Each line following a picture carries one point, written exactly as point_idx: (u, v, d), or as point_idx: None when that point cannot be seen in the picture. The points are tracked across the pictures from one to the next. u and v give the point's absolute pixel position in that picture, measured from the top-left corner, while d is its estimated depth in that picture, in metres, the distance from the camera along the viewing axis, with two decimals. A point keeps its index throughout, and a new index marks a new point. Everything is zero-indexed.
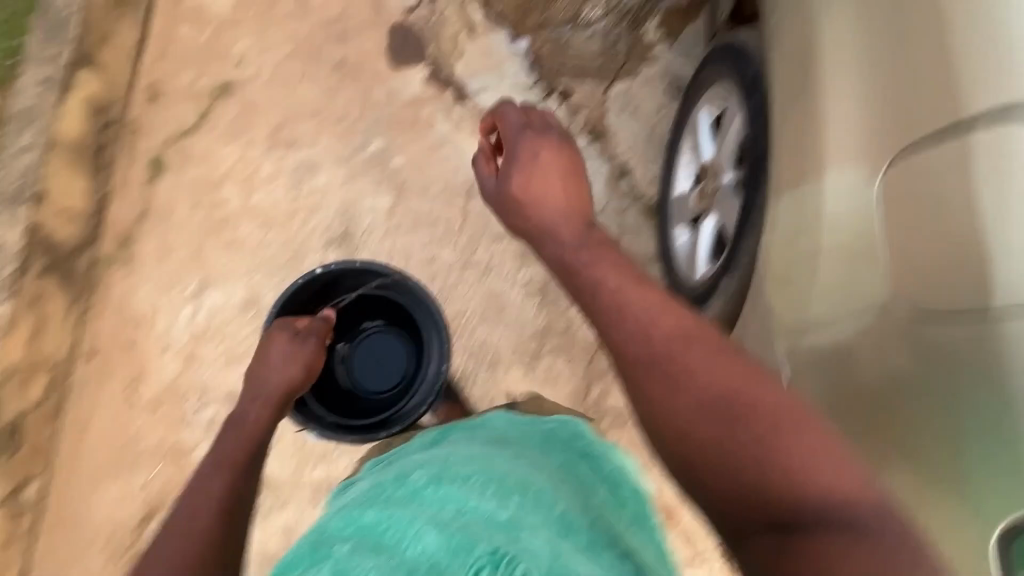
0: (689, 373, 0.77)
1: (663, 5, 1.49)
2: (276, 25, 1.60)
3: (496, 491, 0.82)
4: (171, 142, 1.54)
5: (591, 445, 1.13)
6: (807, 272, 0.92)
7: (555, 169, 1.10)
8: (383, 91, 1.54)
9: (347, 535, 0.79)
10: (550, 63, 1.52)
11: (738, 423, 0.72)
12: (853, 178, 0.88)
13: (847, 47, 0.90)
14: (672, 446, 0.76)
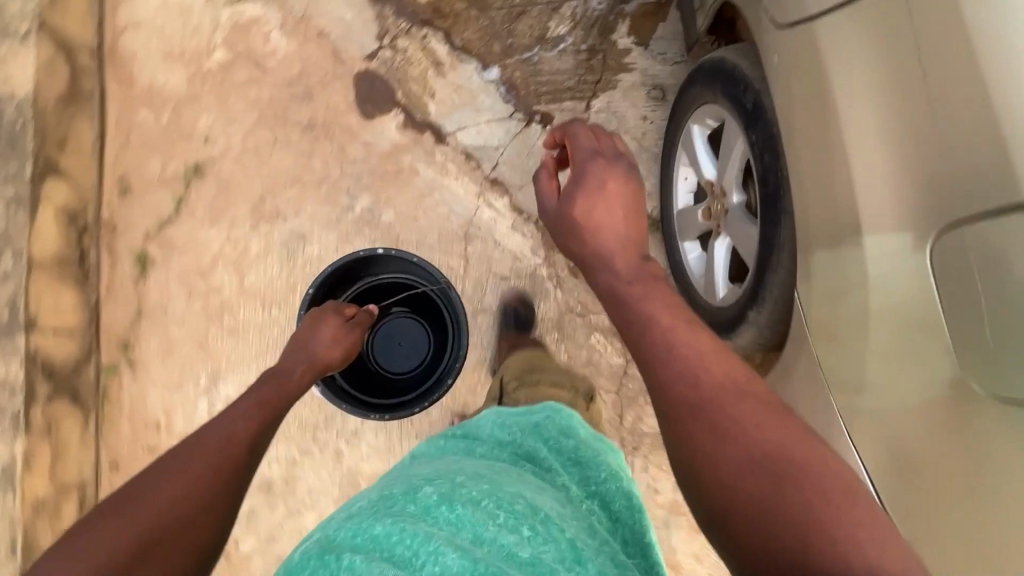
0: (736, 428, 0.67)
1: (629, 8, 1.47)
2: (236, 94, 1.54)
3: (510, 518, 0.63)
4: (153, 234, 1.50)
5: (585, 445, 0.89)
6: (857, 331, 0.80)
7: (624, 198, 0.97)
8: (359, 145, 1.49)
9: (358, 545, 0.57)
10: (524, 88, 1.47)
11: (784, 484, 0.63)
12: (895, 240, 0.73)
13: (870, 76, 0.74)
14: (705, 490, 0.67)
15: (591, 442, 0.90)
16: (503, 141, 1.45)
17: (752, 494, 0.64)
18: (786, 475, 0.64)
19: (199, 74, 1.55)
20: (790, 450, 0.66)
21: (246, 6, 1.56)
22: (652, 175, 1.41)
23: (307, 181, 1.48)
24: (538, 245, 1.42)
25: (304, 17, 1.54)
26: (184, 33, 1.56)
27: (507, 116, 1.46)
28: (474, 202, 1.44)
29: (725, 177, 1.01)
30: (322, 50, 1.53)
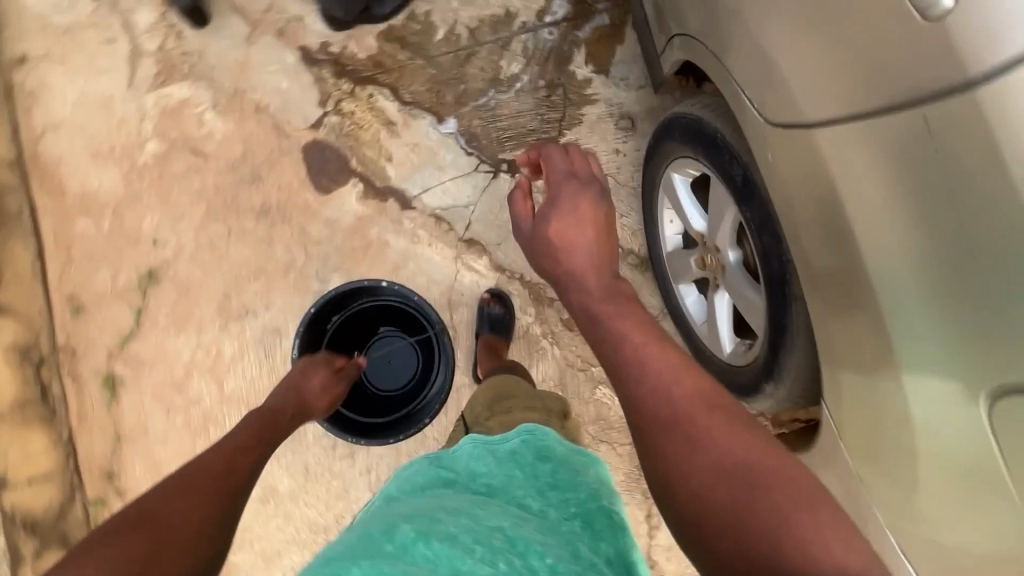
0: (710, 438, 0.63)
1: (582, 35, 1.38)
2: (178, 186, 1.42)
3: (489, 551, 0.56)
4: (117, 352, 1.40)
5: (564, 467, 0.80)
6: (897, 448, 0.71)
7: (596, 221, 0.89)
8: (320, 223, 1.39)
9: None
10: (485, 137, 1.38)
11: (759, 489, 0.58)
12: (938, 383, 0.63)
13: (888, 200, 0.62)
14: (677, 504, 0.62)
15: (570, 458, 0.82)
16: (472, 198, 1.37)
17: (716, 498, 0.59)
18: (765, 484, 0.59)
19: (135, 171, 1.43)
20: (762, 455, 0.61)
21: (172, 89, 1.43)
22: (634, 211, 1.33)
23: (273, 271, 1.39)
24: (527, 302, 1.34)
25: (237, 92, 1.42)
26: (110, 128, 1.43)
27: (471, 170, 1.37)
28: (452, 267, 1.36)
29: (717, 234, 0.94)
30: (263, 125, 1.41)
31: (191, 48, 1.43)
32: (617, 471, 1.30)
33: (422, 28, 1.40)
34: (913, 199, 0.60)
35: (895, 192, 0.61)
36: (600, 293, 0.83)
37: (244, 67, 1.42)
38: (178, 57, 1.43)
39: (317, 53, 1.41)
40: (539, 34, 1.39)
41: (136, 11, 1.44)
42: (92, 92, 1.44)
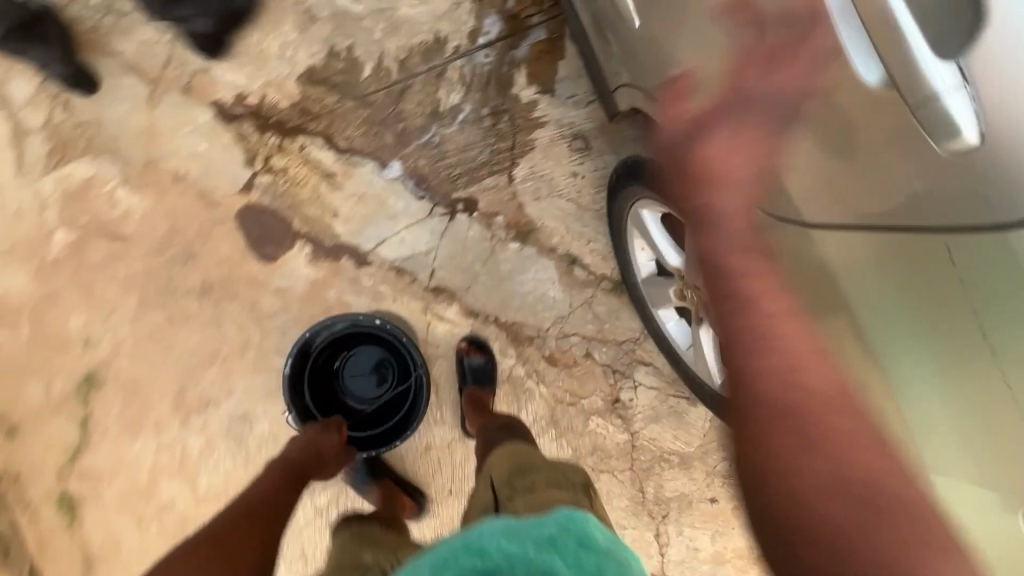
0: (834, 442, 0.51)
1: (520, 54, 1.29)
2: (100, 276, 1.27)
3: None
4: (67, 468, 1.26)
5: (608, 562, 0.64)
6: None
7: (757, 154, 0.57)
8: (271, 294, 1.28)
9: None
10: (435, 176, 1.29)
11: (871, 509, 0.49)
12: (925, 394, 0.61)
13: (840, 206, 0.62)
14: (767, 495, 0.52)
15: (612, 552, 0.66)
16: (432, 244, 1.29)
17: (822, 501, 0.50)
18: (886, 507, 0.49)
19: (46, 266, 1.27)
20: (888, 475, 0.50)
21: (71, 168, 1.26)
22: (601, 235, 1.28)
23: (227, 354, 1.27)
24: (506, 344, 1.29)
25: (149, 162, 1.26)
26: (7, 223, 1.26)
27: (426, 214, 1.29)
28: (423, 320, 1.29)
29: (696, 275, 0.90)
30: (187, 195, 1.27)
31: (85, 119, 1.26)
32: (621, 497, 1.30)
33: (346, 66, 1.28)
34: (920, 311, 0.58)
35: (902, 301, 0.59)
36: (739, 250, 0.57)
37: (151, 134, 1.26)
38: (72, 130, 1.26)
39: (232, 107, 1.27)
40: (474, 57, 1.29)
41: (10, 83, 1.25)
42: None
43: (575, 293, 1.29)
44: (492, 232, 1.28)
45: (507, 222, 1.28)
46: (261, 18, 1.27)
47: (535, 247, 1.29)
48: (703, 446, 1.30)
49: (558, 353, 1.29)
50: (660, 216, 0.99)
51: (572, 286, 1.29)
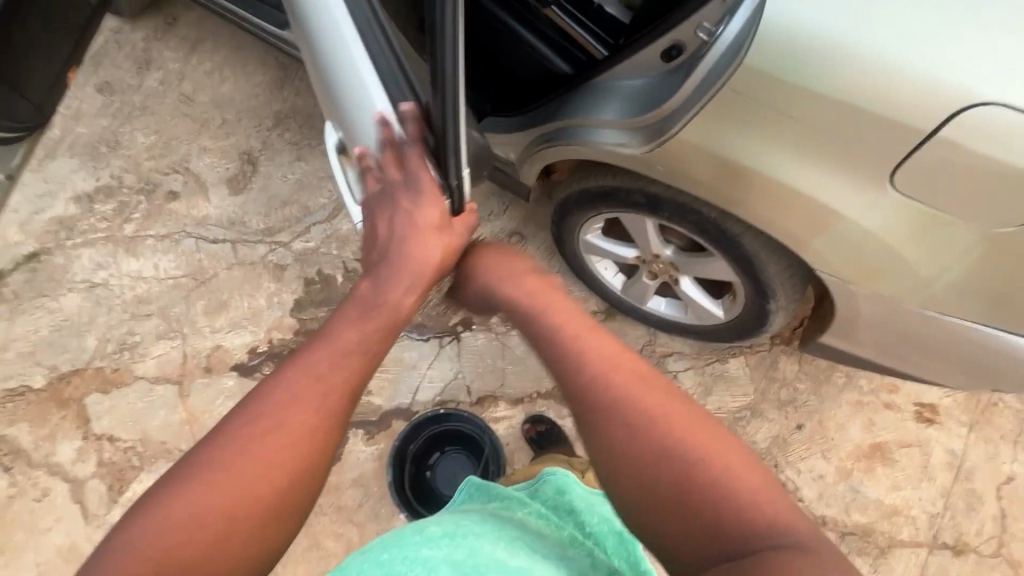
0: (616, 451, 0.68)
1: None
2: None
3: (506, 544, 0.70)
4: None
5: (581, 498, 0.92)
6: (822, 218, 0.77)
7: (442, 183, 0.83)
8: (349, 489, 1.36)
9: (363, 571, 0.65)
10: (429, 318, 1.53)
11: (673, 462, 0.65)
12: (794, 164, 0.75)
13: (653, 109, 0.83)
14: (617, 490, 0.67)
15: (589, 497, 0.92)
16: (455, 367, 1.48)
17: (645, 465, 0.66)
18: (682, 458, 0.65)
19: None
20: (675, 453, 0.66)
21: (132, 489, 1.36)
22: (573, 285, 1.54)
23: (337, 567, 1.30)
24: (559, 407, 1.44)
25: None
26: None
27: (438, 349, 1.49)
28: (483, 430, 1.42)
29: (650, 246, 1.15)
30: None
31: (132, 441, 1.40)
32: None
33: (323, 284, 1.55)
34: (738, 129, 0.76)
35: (742, 128, 0.76)
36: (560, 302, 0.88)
37: (193, 420, 1.42)
38: (122, 457, 1.39)
39: (249, 362, 1.48)
40: None
41: (57, 450, 1.40)
42: (51, 555, 1.31)
43: None
44: (494, 332, 1.51)
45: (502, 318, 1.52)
46: (243, 287, 1.55)
47: None
48: (758, 388, 1.43)
49: None
50: (599, 232, 1.25)
51: None
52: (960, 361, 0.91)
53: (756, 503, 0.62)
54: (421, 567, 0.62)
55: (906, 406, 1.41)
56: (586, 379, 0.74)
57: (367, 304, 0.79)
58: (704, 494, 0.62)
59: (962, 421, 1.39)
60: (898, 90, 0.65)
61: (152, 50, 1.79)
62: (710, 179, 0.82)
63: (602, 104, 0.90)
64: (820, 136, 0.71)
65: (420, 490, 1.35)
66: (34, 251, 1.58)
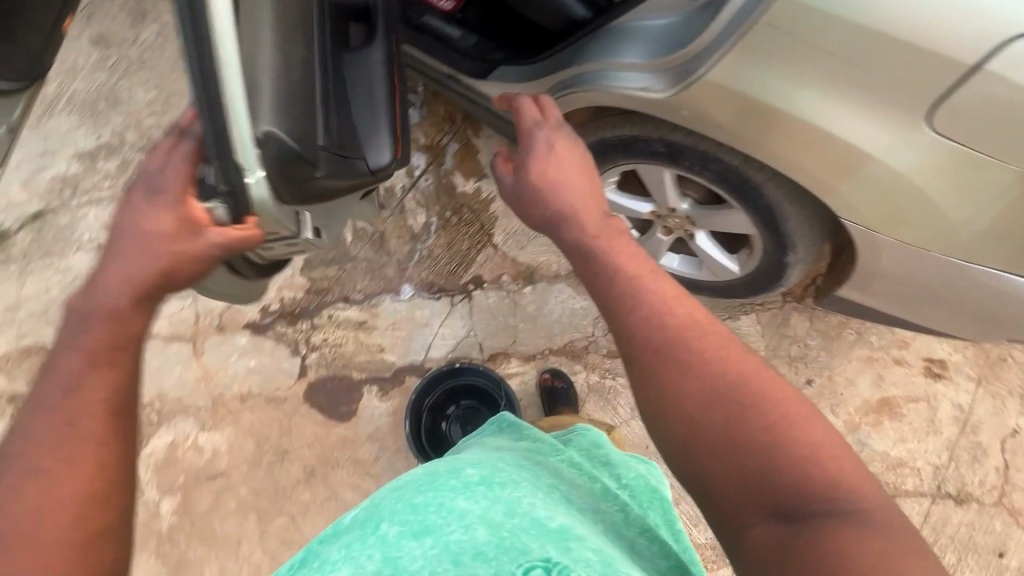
0: (673, 390, 0.70)
1: (450, 164, 1.63)
2: (214, 520, 1.32)
3: (544, 501, 0.72)
4: None
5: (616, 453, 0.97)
6: (849, 163, 0.76)
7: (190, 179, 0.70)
8: (366, 442, 1.39)
9: (396, 513, 0.69)
10: (440, 276, 1.53)
11: (742, 409, 0.65)
12: (824, 105, 0.73)
13: (676, 50, 0.80)
14: (672, 430, 0.69)
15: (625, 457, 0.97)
16: (467, 325, 1.48)
17: (707, 410, 0.67)
18: (749, 408, 0.66)
19: (164, 540, 1.31)
20: (743, 401, 0.66)
21: (152, 444, 1.38)
22: None
23: None
24: (571, 364, 1.45)
25: (216, 401, 1.42)
26: None
27: (449, 307, 1.50)
28: None
29: (666, 199, 1.13)
30: (257, 407, 1.41)
31: (149, 398, 1.42)
32: None
33: (332, 242, 1.55)
34: (767, 69, 0.74)
35: (771, 68, 0.73)
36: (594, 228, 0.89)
37: (209, 378, 1.43)
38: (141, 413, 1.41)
39: (262, 320, 1.48)
40: (419, 185, 1.62)
41: None
42: None
43: None
44: (505, 289, 1.51)
45: (513, 276, 1.52)
46: None
47: (544, 280, 1.51)
48: (769, 344, 1.44)
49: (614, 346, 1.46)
50: (613, 186, 1.23)
51: None
52: (976, 311, 0.92)
53: (816, 467, 0.62)
54: (458, 523, 0.66)
55: (916, 361, 1.41)
56: (644, 316, 0.75)
57: (80, 319, 0.62)
58: (768, 448, 0.63)
59: (972, 375, 1.40)
60: (946, 20, 0.62)
61: (147, 0, 1.72)
62: (738, 123, 0.80)
63: (622, 48, 0.87)
64: (856, 75, 0.69)
65: (435, 440, 1.36)
66: (40, 211, 1.56)
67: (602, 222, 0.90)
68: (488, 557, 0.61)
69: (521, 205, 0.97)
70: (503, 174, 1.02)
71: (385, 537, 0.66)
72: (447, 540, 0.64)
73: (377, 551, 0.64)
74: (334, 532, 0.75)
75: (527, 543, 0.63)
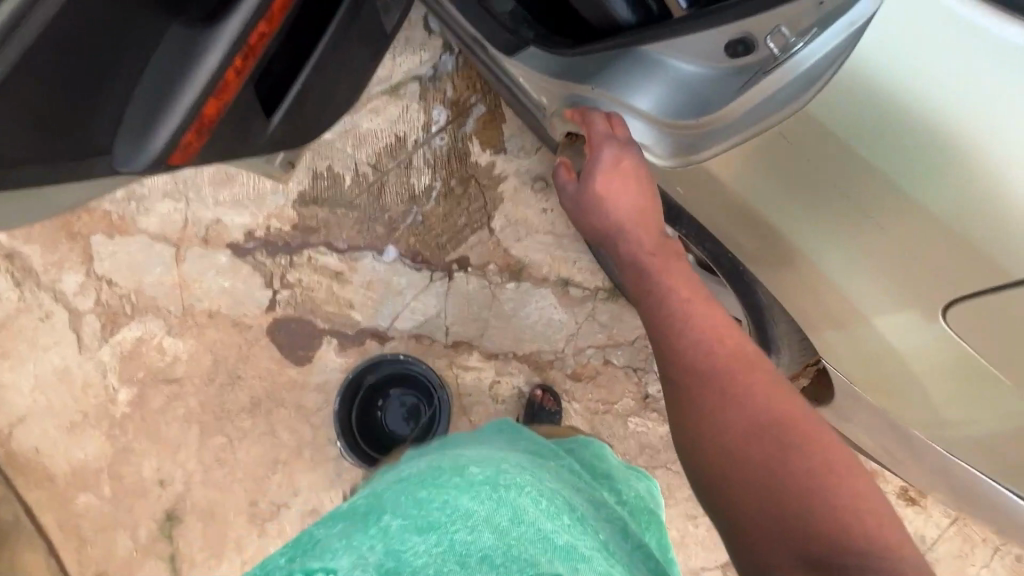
0: (721, 412, 0.67)
1: (470, 128, 1.51)
2: (161, 420, 1.40)
3: (549, 506, 0.65)
4: None
5: (620, 468, 0.96)
6: (840, 303, 0.70)
7: None
8: (313, 391, 1.41)
9: (396, 506, 0.61)
10: (427, 247, 1.46)
11: (786, 443, 0.64)
12: (829, 238, 0.66)
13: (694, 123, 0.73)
14: (709, 456, 0.67)
15: (628, 473, 0.97)
16: (440, 305, 1.43)
17: (750, 441, 0.65)
18: (795, 444, 0.64)
19: (116, 424, 1.40)
20: (788, 435, 0.64)
21: (122, 333, 1.45)
22: (584, 253, 1.43)
23: (287, 456, 1.38)
24: (531, 374, 1.40)
25: (186, 310, 1.45)
26: (76, 397, 1.42)
27: (427, 282, 1.44)
28: (451, 374, 1.41)
29: None
30: (222, 327, 1.44)
31: (128, 291, 1.46)
32: (681, 486, 1.34)
33: (330, 182, 1.49)
34: (780, 179, 0.67)
35: (786, 180, 0.66)
36: (651, 244, 0.79)
37: (185, 287, 1.46)
38: (118, 301, 1.46)
39: (245, 244, 1.47)
40: (432, 143, 1.50)
41: (62, 279, 1.47)
42: (47, 371, 1.44)
43: (577, 310, 1.41)
44: (488, 279, 1.43)
45: (500, 267, 1.44)
46: None
47: (530, 281, 1.43)
48: None
49: (580, 368, 1.39)
50: None
51: (572, 304, 1.42)
52: (951, 484, 0.80)
53: (855, 514, 0.60)
54: (463, 523, 0.58)
55: (893, 481, 1.29)
56: (698, 340, 0.72)
57: None
58: (807, 487, 0.61)
59: (950, 514, 1.28)
60: (1000, 208, 0.54)
61: None
62: (740, 225, 0.75)
63: (635, 84, 0.78)
64: (875, 225, 0.62)
65: (367, 428, 1.36)
66: None
67: (659, 239, 0.80)
68: (495, 564, 0.55)
69: (577, 213, 0.83)
70: (563, 180, 0.87)
71: (387, 530, 0.58)
72: (451, 542, 0.57)
73: (379, 541, 0.57)
74: (334, 517, 0.67)
75: (534, 556, 0.56)
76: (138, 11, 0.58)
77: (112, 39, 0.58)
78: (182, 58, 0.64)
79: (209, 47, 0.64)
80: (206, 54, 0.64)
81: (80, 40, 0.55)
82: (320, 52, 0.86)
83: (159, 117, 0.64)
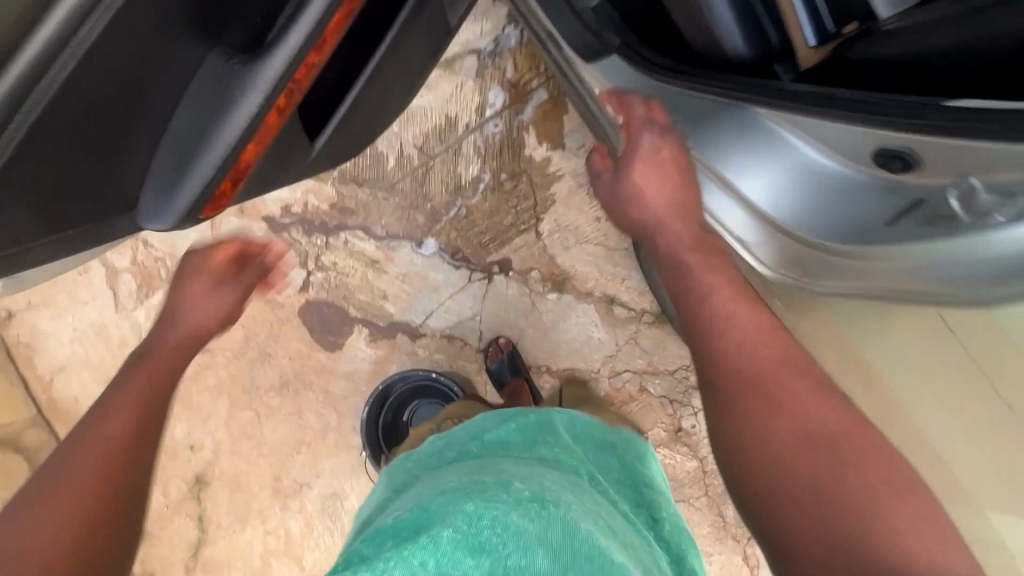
0: (772, 415, 0.63)
1: (528, 116, 1.37)
2: (193, 388, 1.42)
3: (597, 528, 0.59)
4: (193, 563, 1.41)
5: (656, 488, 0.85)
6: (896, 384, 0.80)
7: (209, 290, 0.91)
8: (340, 379, 1.40)
9: (449, 513, 0.54)
10: (468, 244, 1.38)
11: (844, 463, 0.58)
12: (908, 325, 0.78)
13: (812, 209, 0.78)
14: (745, 458, 0.63)
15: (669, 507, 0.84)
16: (476, 308, 1.37)
17: (799, 454, 0.60)
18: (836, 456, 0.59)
19: None
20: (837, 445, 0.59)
21: (157, 297, 1.44)
22: (634, 271, 1.34)
23: (311, 438, 1.40)
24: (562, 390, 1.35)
25: None
26: (114, 354, 1.45)
27: (465, 281, 1.37)
28: (480, 380, 1.38)
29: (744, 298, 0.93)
30: (254, 303, 1.41)
31: (163, 254, 1.44)
32: (701, 524, 1.31)
33: (373, 160, 1.39)
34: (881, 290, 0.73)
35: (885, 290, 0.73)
36: (690, 240, 0.81)
37: None
38: (153, 264, 1.44)
39: (281, 220, 1.41)
40: (485, 129, 1.38)
41: None
42: (85, 325, 1.45)
43: (619, 331, 1.34)
44: (528, 287, 1.36)
45: (543, 276, 1.36)
46: None
47: (573, 294, 1.35)
48: None
49: (613, 392, 1.33)
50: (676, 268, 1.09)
51: (615, 324, 1.34)
52: None
53: (911, 529, 0.53)
54: (518, 544, 0.52)
55: None
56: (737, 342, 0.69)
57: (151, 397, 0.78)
58: (859, 500, 0.55)
59: None
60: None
61: None
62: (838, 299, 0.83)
63: (757, 160, 0.80)
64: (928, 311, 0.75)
65: (391, 435, 1.38)
66: None
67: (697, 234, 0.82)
68: None
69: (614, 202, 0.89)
70: (599, 169, 0.93)
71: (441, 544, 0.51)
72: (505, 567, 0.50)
73: (432, 557, 0.51)
74: (378, 536, 0.59)
75: None
76: (163, 59, 0.56)
77: (137, 94, 0.56)
78: (219, 100, 0.62)
79: (242, 94, 0.62)
80: (245, 96, 0.62)
81: (100, 95, 0.53)
82: (381, 57, 0.78)
83: (193, 153, 0.64)
